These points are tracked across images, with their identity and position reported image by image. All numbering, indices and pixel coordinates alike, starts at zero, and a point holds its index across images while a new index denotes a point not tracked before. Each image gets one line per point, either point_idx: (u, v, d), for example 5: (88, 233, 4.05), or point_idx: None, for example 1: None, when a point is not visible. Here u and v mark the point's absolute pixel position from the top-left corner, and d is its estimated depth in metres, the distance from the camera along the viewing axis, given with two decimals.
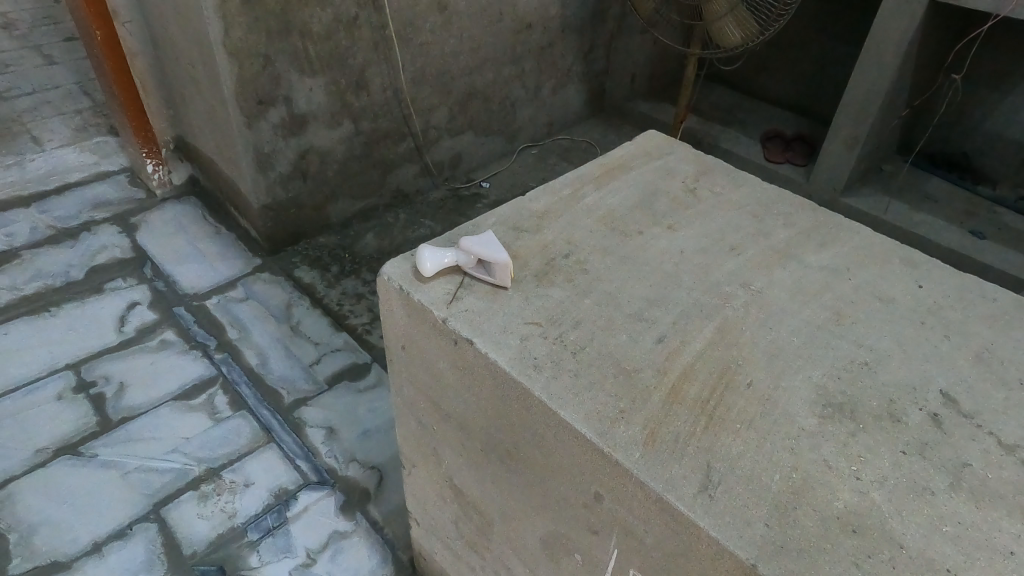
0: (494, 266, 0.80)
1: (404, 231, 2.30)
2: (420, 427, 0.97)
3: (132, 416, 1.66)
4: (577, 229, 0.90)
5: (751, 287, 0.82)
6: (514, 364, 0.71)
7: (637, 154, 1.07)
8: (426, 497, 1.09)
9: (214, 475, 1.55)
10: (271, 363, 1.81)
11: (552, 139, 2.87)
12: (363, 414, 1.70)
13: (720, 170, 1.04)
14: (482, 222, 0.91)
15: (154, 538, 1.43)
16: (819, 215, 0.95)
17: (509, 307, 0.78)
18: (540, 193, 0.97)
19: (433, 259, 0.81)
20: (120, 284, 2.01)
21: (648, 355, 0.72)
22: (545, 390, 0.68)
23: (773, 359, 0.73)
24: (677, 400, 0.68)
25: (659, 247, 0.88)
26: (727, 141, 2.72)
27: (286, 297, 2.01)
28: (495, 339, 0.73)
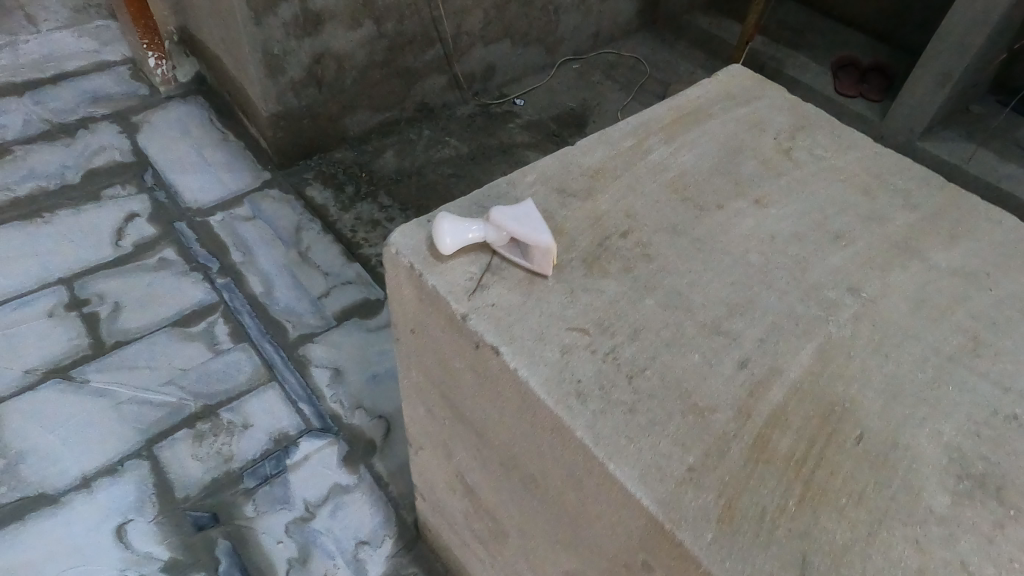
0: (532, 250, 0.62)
1: (427, 151, 2.09)
2: (428, 414, 0.82)
3: (126, 341, 1.55)
4: (639, 196, 0.71)
5: (861, 293, 0.63)
6: (552, 390, 0.55)
7: (717, 96, 0.85)
8: (432, 479, 0.97)
9: (211, 413, 1.44)
10: (276, 292, 1.68)
11: (597, 53, 2.57)
12: (372, 356, 1.57)
13: (820, 124, 0.82)
14: (518, 179, 0.72)
15: (145, 476, 1.34)
16: (949, 193, 0.74)
17: (547, 305, 0.60)
18: (591, 142, 0.78)
19: (455, 232, 0.62)
20: (118, 191, 1.85)
21: (726, 387, 0.56)
22: (591, 431, 0.52)
23: (892, 402, 0.55)
24: (763, 460, 0.51)
25: (742, 229, 0.69)
26: (794, 68, 2.40)
27: (296, 219, 1.85)
28: (528, 351, 0.57)
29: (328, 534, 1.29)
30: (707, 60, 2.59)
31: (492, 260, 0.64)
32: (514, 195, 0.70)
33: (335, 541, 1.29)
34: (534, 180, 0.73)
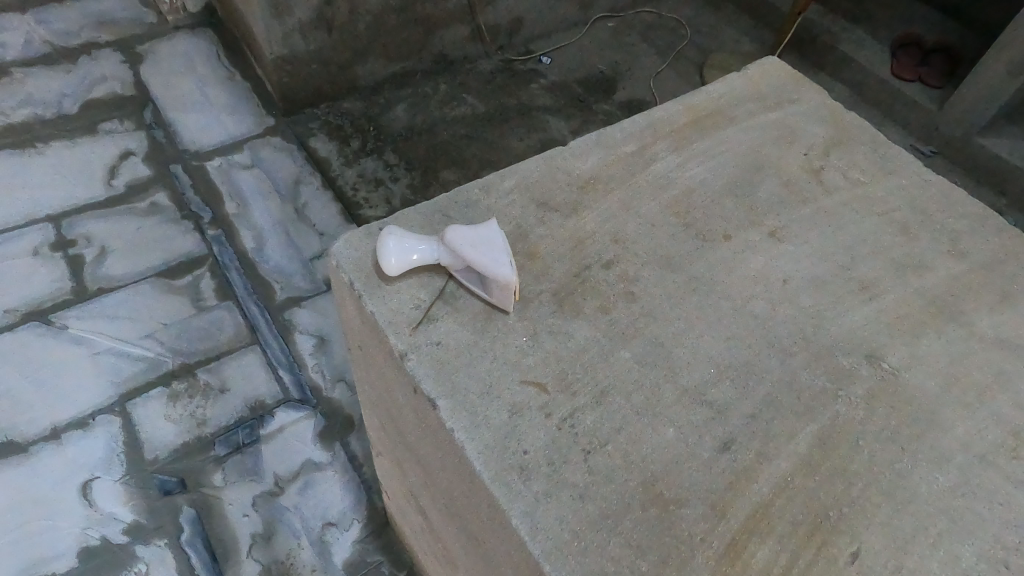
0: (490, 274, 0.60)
1: (441, 107, 1.96)
2: (385, 433, 0.79)
3: (110, 288, 1.49)
4: (634, 216, 0.70)
5: (858, 368, 0.62)
6: (489, 464, 0.53)
7: (744, 95, 0.84)
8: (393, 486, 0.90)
9: (188, 372, 1.39)
10: (268, 250, 1.60)
11: (635, 11, 2.39)
12: None
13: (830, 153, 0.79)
14: (493, 186, 0.71)
15: (116, 433, 1.30)
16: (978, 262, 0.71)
17: (498, 353, 0.59)
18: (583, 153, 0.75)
19: (399, 252, 0.61)
20: (115, 126, 1.77)
21: (706, 476, 0.54)
22: (526, 514, 0.51)
23: (852, 510, 0.54)
24: (697, 556, 0.50)
25: (749, 266, 0.68)
26: (849, 44, 2.20)
27: (296, 171, 1.75)
28: (471, 412, 0.55)
29: (295, 512, 1.25)
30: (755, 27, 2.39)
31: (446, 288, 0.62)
32: (493, 209, 0.69)
33: (301, 520, 1.24)
34: (510, 187, 0.72)
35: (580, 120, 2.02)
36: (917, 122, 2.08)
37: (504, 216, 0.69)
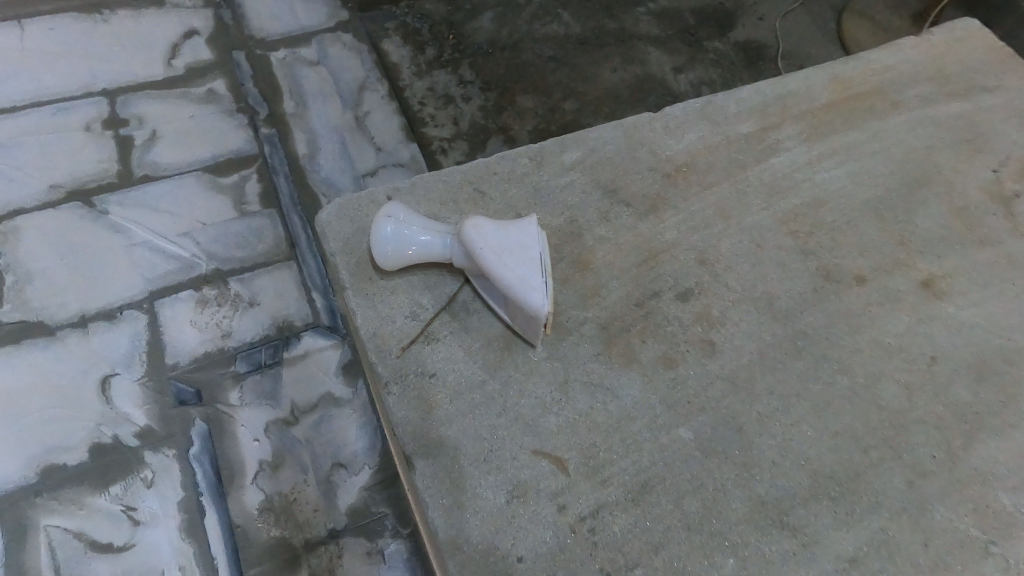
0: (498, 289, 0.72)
1: (532, 22, 1.75)
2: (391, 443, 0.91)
3: (154, 177, 1.42)
4: (743, 217, 0.88)
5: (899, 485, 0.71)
6: (446, 520, 0.68)
7: (885, 82, 1.01)
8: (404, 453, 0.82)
9: (220, 279, 1.32)
10: (320, 158, 1.48)
11: None
12: None
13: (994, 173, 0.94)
14: (552, 157, 0.92)
15: (141, 332, 1.26)
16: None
17: (478, 412, 0.73)
18: (681, 132, 0.95)
19: (396, 242, 0.77)
20: (183, 1, 1.65)
21: None
22: (460, 564, 0.66)
23: None
24: None
25: (824, 302, 0.82)
26: None
27: (362, 75, 1.61)
28: (450, 476, 0.70)
29: (306, 446, 1.19)
30: None
31: (463, 292, 0.80)
32: (552, 188, 0.89)
33: (310, 456, 1.19)
34: (569, 160, 0.92)
35: (685, 57, 1.77)
36: None
37: (562, 203, 0.88)
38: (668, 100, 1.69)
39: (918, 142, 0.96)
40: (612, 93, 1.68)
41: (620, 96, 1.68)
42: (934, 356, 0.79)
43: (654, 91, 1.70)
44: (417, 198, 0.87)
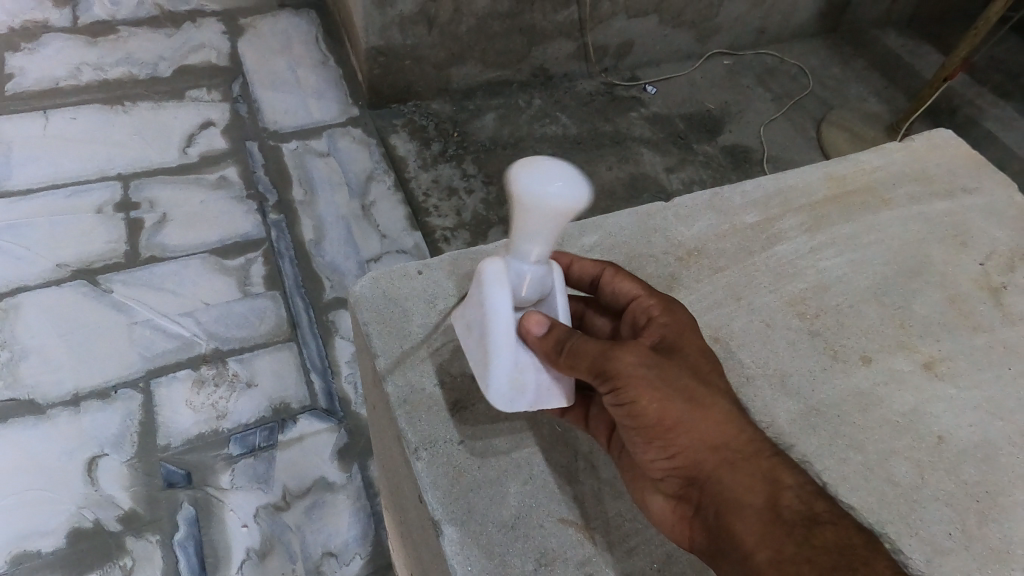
0: (486, 349, 0.62)
1: (531, 123, 1.85)
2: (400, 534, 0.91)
3: (161, 258, 1.45)
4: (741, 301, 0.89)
5: None
6: None
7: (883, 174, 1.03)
8: (414, 529, 0.81)
9: (219, 360, 1.32)
10: (325, 245, 1.52)
11: (756, 52, 2.20)
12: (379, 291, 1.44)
13: (982, 264, 0.94)
14: (572, 239, 0.93)
15: (134, 412, 1.24)
16: None
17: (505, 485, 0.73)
18: (689, 219, 0.97)
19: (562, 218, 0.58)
20: (202, 95, 1.74)
21: None
22: None
23: None
24: None
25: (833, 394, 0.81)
26: (994, 121, 1.94)
27: (370, 167, 1.68)
28: (481, 545, 0.69)
29: (296, 533, 1.16)
30: (884, 87, 2.16)
31: None
32: None
33: (300, 544, 1.15)
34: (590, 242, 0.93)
35: (676, 158, 1.87)
36: None
37: None
38: (660, 197, 1.78)
39: (908, 235, 0.97)
40: (607, 190, 1.76)
41: (615, 192, 1.76)
42: (925, 438, 0.78)
43: (647, 188, 1.79)
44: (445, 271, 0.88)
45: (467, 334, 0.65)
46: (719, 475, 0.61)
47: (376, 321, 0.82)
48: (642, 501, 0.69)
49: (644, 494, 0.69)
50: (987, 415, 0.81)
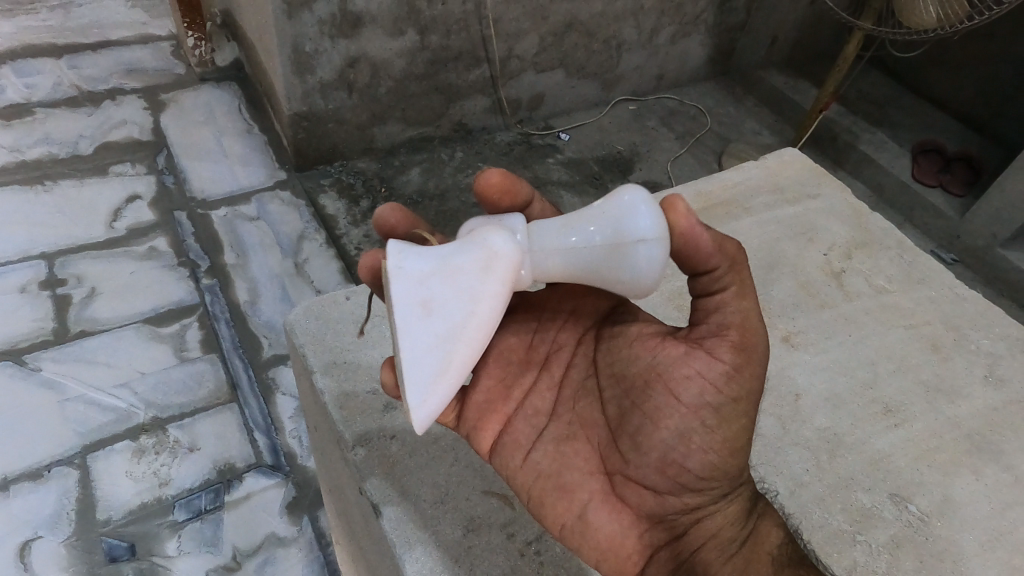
0: (450, 341, 0.60)
1: (455, 174, 1.95)
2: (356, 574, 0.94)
3: (92, 332, 1.44)
4: None
5: None
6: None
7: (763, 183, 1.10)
8: (369, 560, 0.84)
9: (159, 428, 1.31)
10: (261, 304, 1.55)
11: (657, 96, 2.39)
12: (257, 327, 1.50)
13: (826, 254, 1.01)
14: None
15: (70, 489, 1.22)
16: None
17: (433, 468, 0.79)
18: None
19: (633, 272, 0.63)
20: (126, 169, 1.76)
21: None
22: None
23: None
24: None
25: None
26: (869, 143, 2.16)
27: (300, 226, 1.72)
28: (416, 517, 0.75)
29: None
30: (771, 121, 2.38)
31: None
32: None
33: None
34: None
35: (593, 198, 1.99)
36: (941, 228, 2.00)
37: None
38: None
39: (766, 238, 1.01)
40: None
41: None
42: (785, 397, 0.84)
43: None
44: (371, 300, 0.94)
45: (420, 310, 0.59)
46: (724, 505, 0.69)
47: (310, 342, 0.88)
48: (580, 517, 0.70)
49: (590, 509, 0.70)
50: (837, 372, 0.87)
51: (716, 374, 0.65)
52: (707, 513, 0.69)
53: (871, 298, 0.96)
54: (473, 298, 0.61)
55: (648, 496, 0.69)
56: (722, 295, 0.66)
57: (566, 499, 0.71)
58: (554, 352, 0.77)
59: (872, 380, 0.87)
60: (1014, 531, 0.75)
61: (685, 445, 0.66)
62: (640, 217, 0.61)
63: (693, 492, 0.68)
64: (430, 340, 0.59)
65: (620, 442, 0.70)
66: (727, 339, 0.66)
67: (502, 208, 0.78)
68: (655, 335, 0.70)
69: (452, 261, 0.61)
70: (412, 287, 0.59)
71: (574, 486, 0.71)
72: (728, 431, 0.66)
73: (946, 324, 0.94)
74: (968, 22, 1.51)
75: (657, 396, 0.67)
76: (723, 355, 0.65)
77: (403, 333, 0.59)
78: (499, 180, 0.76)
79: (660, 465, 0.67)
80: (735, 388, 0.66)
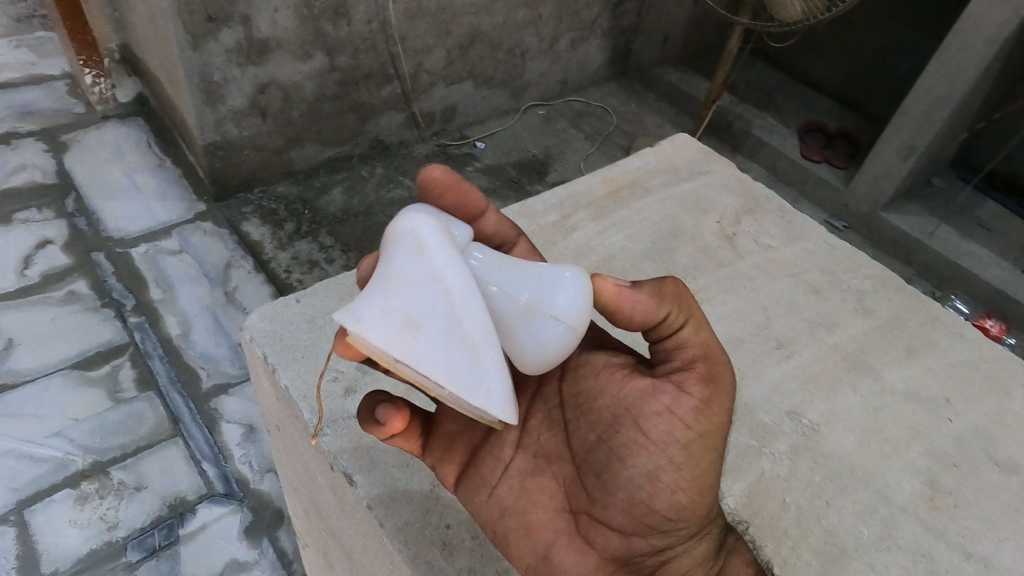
0: (459, 328, 0.53)
1: (377, 190, 1.98)
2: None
3: (14, 384, 1.39)
4: None
5: None
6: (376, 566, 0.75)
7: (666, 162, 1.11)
8: (335, 562, 0.87)
9: (100, 471, 1.29)
10: (194, 336, 1.53)
11: (564, 100, 2.50)
12: (192, 359, 1.49)
13: None
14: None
15: (10, 546, 1.18)
16: None
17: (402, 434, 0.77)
18: None
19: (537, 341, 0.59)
20: (32, 215, 1.70)
21: None
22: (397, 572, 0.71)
23: None
24: None
25: None
26: (760, 128, 2.34)
27: (226, 255, 1.71)
28: (387, 484, 0.73)
29: None
30: (672, 115, 2.54)
31: None
32: None
33: None
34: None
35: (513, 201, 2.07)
36: (830, 198, 2.20)
37: None
38: None
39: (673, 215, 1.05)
40: None
41: None
42: None
43: None
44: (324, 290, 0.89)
45: (408, 330, 0.52)
46: (696, 546, 0.63)
47: (267, 341, 0.81)
48: (544, 558, 0.64)
49: (554, 549, 0.64)
50: None
51: (685, 410, 0.60)
52: (675, 555, 0.63)
53: (758, 256, 0.96)
54: (439, 276, 0.54)
55: (614, 538, 0.64)
56: (680, 327, 0.61)
57: (530, 540, 0.65)
58: (522, 380, 0.71)
59: (761, 320, 0.87)
60: (884, 427, 0.77)
61: (655, 484, 0.60)
62: (563, 297, 0.58)
63: (660, 534, 0.62)
64: (440, 341, 0.52)
65: (587, 479, 0.64)
66: (692, 375, 0.61)
67: (447, 205, 0.70)
68: (622, 367, 0.65)
69: (393, 273, 0.54)
70: (381, 321, 0.51)
71: (539, 525, 0.65)
72: (700, 469, 0.60)
73: (820, 269, 0.96)
74: (829, 11, 1.69)
75: (625, 430, 0.61)
76: (693, 388, 0.60)
77: (417, 361, 0.51)
78: (442, 175, 0.67)
79: (627, 505, 0.61)
80: (703, 423, 0.60)
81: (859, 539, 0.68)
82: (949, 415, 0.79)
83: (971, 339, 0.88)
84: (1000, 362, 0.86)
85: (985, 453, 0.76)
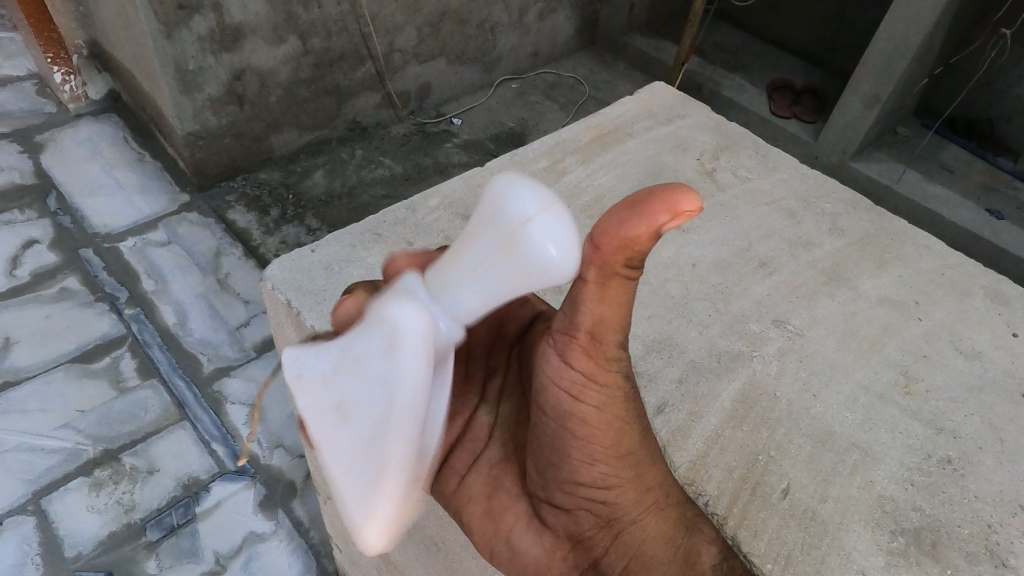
0: (375, 445, 0.49)
1: (358, 171, 2.00)
2: (345, 535, 1.00)
3: (17, 381, 1.41)
4: None
5: None
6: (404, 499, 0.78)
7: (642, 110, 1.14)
8: None
9: (112, 458, 1.31)
10: (191, 323, 1.55)
11: (535, 73, 2.53)
12: (192, 347, 1.51)
13: None
14: (421, 205, 0.94)
15: (31, 534, 1.21)
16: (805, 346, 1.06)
17: None
18: None
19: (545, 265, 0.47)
20: (16, 217, 1.70)
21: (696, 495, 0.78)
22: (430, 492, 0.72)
23: None
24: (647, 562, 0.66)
25: (667, 253, 0.90)
26: (729, 89, 2.39)
27: (215, 244, 1.73)
28: None
29: None
30: (642, 81, 2.58)
31: None
32: None
33: None
34: (436, 205, 0.94)
35: None
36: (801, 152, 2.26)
37: None
38: None
39: None
40: None
41: None
42: None
43: None
44: (336, 238, 0.89)
45: (335, 414, 0.50)
46: (643, 517, 0.56)
47: (293, 290, 0.81)
48: (506, 543, 0.61)
49: (512, 533, 0.61)
50: None
51: (569, 381, 0.52)
52: (623, 528, 0.56)
53: (738, 188, 1.01)
54: (391, 383, 0.47)
55: (561, 518, 0.58)
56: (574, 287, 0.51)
57: (493, 523, 0.61)
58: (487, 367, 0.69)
59: (745, 244, 0.93)
60: (862, 328, 0.83)
61: (563, 461, 0.54)
62: (517, 198, 0.48)
63: (598, 510, 0.56)
64: (353, 443, 0.50)
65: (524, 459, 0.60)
66: (576, 344, 0.51)
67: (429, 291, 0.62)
68: None
69: (351, 347, 0.50)
70: (321, 392, 0.51)
71: (501, 509, 0.61)
72: (608, 437, 0.53)
73: (795, 199, 1.01)
74: None
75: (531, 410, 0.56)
76: (573, 356, 0.52)
77: (326, 443, 0.51)
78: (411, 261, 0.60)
79: (555, 484, 0.56)
80: (597, 393, 0.52)
81: (844, 422, 0.73)
82: (919, 315, 0.85)
83: (936, 250, 0.94)
84: (964, 272, 0.91)
85: (952, 345, 0.82)
